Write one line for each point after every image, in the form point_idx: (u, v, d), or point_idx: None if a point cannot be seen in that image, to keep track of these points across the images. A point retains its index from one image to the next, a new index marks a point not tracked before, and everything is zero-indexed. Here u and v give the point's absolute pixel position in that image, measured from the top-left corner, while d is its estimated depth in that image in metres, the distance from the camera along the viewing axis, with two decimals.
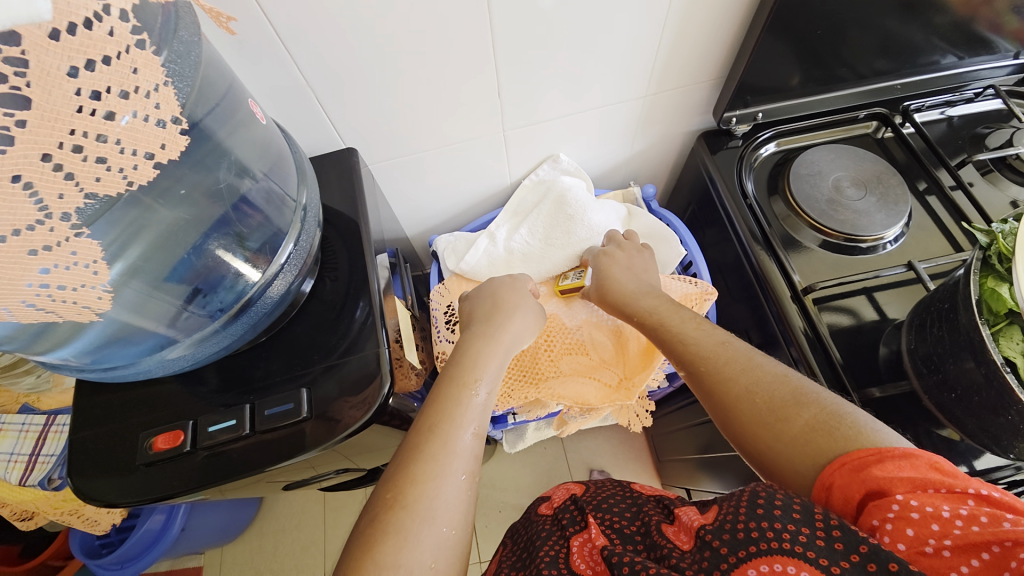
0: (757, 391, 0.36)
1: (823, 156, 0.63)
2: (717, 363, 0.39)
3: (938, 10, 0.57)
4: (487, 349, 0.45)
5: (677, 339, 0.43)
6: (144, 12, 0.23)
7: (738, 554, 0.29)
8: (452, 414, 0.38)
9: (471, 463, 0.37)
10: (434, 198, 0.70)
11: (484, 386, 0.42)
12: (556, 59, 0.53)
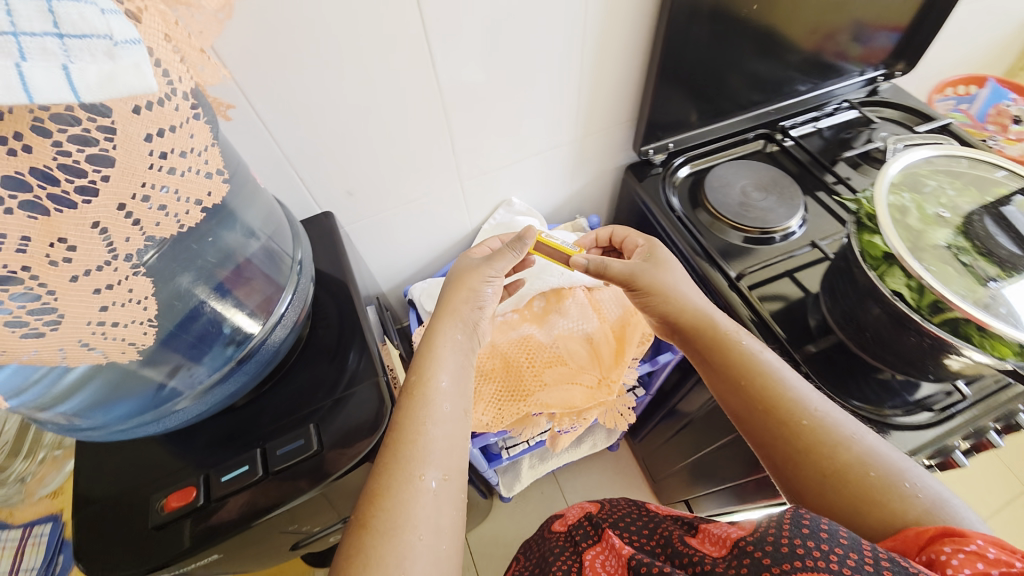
0: (866, 462, 0.39)
1: (728, 170, 0.76)
2: (825, 422, 0.41)
3: (785, 51, 0.73)
4: (424, 347, 0.50)
5: (771, 378, 0.45)
6: (198, 96, 0.30)
7: (779, 565, 0.32)
8: (409, 417, 0.44)
9: (431, 464, 0.41)
10: (405, 252, 0.76)
11: (444, 380, 0.47)
12: (500, 116, 0.64)
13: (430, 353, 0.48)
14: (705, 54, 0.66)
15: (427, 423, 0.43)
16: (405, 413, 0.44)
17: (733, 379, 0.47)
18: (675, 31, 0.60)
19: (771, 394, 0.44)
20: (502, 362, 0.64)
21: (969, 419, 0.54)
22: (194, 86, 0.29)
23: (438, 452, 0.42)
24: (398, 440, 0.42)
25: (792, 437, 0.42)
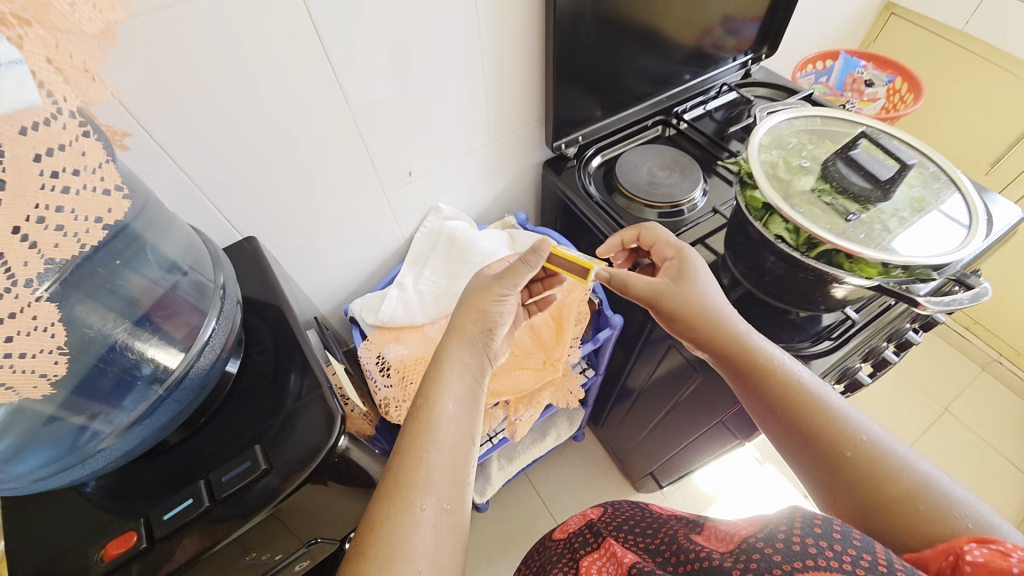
0: (916, 495, 0.40)
1: (634, 155, 0.82)
2: (872, 454, 0.43)
3: (668, 45, 0.81)
4: (433, 367, 0.51)
5: (814, 405, 0.47)
6: (89, 120, 0.31)
7: (790, 562, 0.35)
8: (407, 445, 0.45)
9: (431, 495, 0.43)
10: (341, 270, 0.76)
11: (451, 403, 0.48)
12: (415, 125, 0.66)
13: (437, 377, 0.49)
14: (596, 53, 0.72)
15: (429, 452, 0.45)
16: (407, 440, 0.45)
17: (775, 408, 0.49)
18: (565, 34, 0.65)
19: (814, 423, 0.46)
20: None
21: (863, 340, 0.63)
22: (81, 107, 0.30)
23: (434, 482, 0.44)
24: (397, 470, 0.44)
25: (836, 466, 0.44)
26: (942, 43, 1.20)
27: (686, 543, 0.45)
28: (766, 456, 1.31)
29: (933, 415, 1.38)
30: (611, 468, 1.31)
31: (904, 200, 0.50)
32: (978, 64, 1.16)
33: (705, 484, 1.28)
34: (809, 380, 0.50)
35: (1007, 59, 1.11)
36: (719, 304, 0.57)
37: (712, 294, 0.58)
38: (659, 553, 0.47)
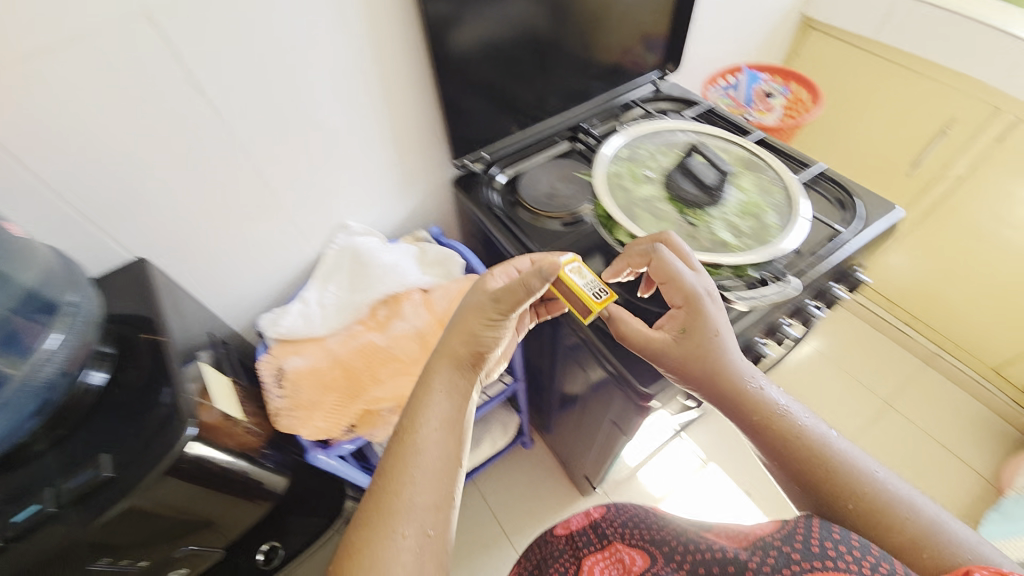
0: (920, 541, 0.41)
1: (537, 170, 0.87)
2: (873, 505, 0.43)
3: (565, 65, 0.86)
4: (422, 391, 0.52)
5: (815, 454, 0.46)
6: None
7: (808, 559, 0.38)
8: (394, 468, 0.47)
9: (410, 520, 0.45)
10: (251, 287, 0.79)
11: (434, 426, 0.50)
12: (305, 148, 0.70)
13: (423, 401, 0.51)
14: (485, 72, 0.76)
15: (417, 483, 0.47)
16: (392, 468, 0.48)
17: (775, 456, 0.48)
18: (446, 57, 0.70)
19: (816, 471, 0.46)
20: (342, 371, 0.69)
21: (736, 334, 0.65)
22: None
23: (422, 509, 0.46)
24: (387, 495, 0.46)
25: (836, 512, 0.44)
26: (856, 52, 1.25)
27: (695, 537, 0.47)
28: (708, 457, 1.38)
29: (875, 412, 1.44)
30: (560, 474, 1.33)
31: (731, 204, 0.54)
32: (890, 72, 1.22)
33: (649, 486, 1.31)
34: (809, 423, 0.48)
35: (914, 63, 1.17)
36: (728, 348, 0.50)
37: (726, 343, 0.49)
38: (662, 545, 0.48)
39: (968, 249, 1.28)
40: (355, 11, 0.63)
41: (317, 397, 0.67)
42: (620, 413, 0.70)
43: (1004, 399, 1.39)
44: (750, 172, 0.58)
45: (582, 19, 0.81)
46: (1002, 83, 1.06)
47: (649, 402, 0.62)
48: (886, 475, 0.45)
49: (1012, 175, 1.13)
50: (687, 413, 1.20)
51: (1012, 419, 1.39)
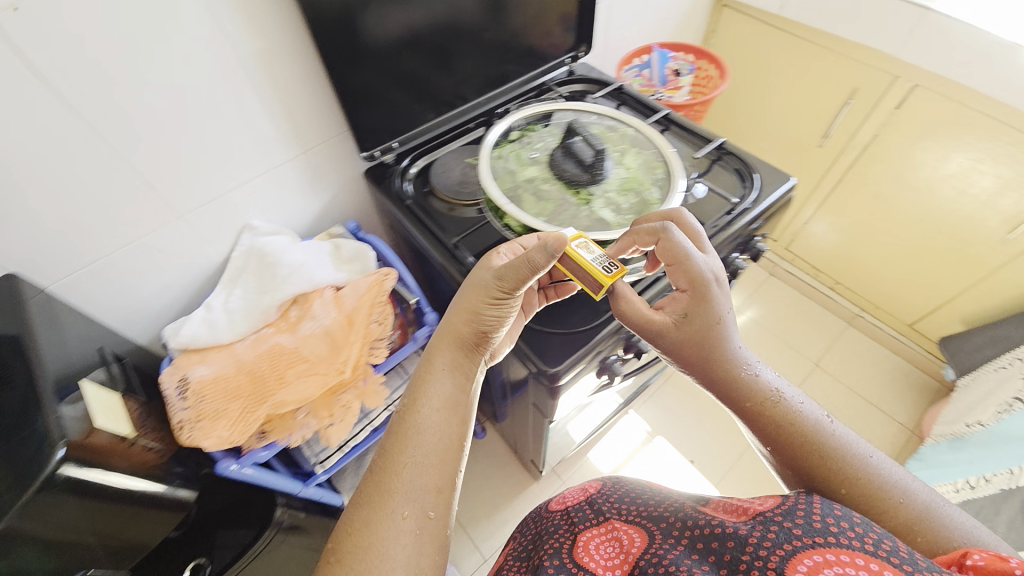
0: (914, 526, 0.42)
1: (448, 158, 0.87)
2: (867, 491, 0.43)
3: (472, 50, 0.85)
4: (423, 368, 0.51)
5: (809, 440, 0.47)
6: None
7: (809, 536, 0.37)
8: (394, 451, 0.46)
9: (407, 502, 0.44)
10: (152, 296, 0.74)
11: (431, 406, 0.49)
12: (194, 145, 0.66)
13: (425, 380, 0.50)
14: (382, 60, 0.74)
15: (416, 465, 0.45)
16: (393, 448, 0.46)
17: (769, 443, 0.49)
18: (340, 45, 0.68)
19: (810, 458, 0.47)
20: (248, 377, 0.66)
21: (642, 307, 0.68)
22: None
23: (419, 490, 0.45)
24: (383, 475, 0.45)
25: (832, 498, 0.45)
26: (767, 29, 1.30)
27: (691, 513, 0.45)
28: (654, 429, 1.43)
29: (805, 372, 1.53)
30: (512, 459, 1.35)
31: (613, 182, 0.56)
32: (800, 47, 1.27)
33: (598, 462, 1.36)
34: (802, 406, 0.50)
35: (821, 38, 1.22)
36: (727, 334, 0.51)
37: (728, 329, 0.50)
38: (659, 521, 0.46)
39: (877, 214, 1.36)
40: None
41: (223, 405, 0.64)
42: (539, 397, 0.70)
43: (919, 350, 1.50)
44: (636, 150, 0.60)
45: (483, 2, 0.79)
46: (895, 53, 1.10)
47: (559, 381, 0.62)
48: (880, 460, 0.46)
49: (912, 142, 1.19)
50: (627, 390, 1.23)
51: (928, 369, 1.50)
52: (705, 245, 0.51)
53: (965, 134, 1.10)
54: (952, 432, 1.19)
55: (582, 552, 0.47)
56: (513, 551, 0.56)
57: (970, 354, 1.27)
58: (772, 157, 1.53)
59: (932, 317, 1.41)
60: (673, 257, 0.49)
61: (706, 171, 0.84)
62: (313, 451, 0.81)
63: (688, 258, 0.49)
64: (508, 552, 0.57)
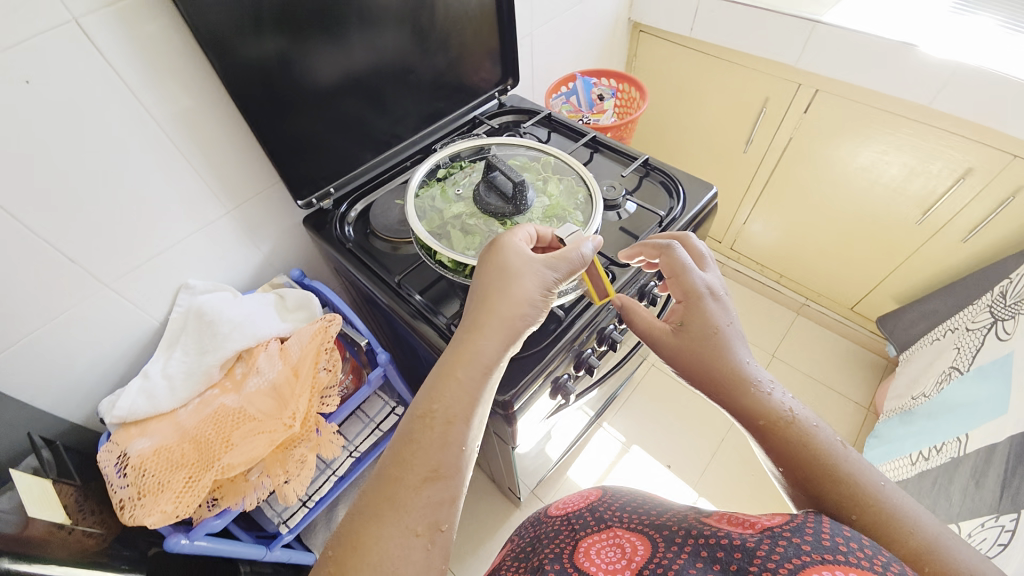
0: (926, 556, 0.41)
1: (388, 197, 0.88)
2: (879, 516, 0.43)
3: (403, 93, 0.87)
4: (460, 371, 0.46)
5: (821, 460, 0.48)
6: None
7: (817, 552, 0.37)
8: (427, 456, 0.43)
9: (419, 515, 0.41)
10: (84, 372, 0.70)
11: (461, 414, 0.45)
12: (118, 210, 0.65)
13: (456, 379, 0.46)
14: (310, 110, 0.75)
15: (437, 482, 0.43)
16: (411, 463, 0.43)
17: (780, 463, 0.51)
18: (265, 99, 0.69)
19: (820, 480, 0.47)
20: (192, 444, 0.64)
21: (589, 324, 0.70)
22: None
23: (436, 507, 0.42)
24: (396, 489, 0.42)
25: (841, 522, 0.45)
26: (681, 50, 1.40)
27: (696, 522, 0.45)
28: (628, 440, 1.45)
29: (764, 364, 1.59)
30: (490, 489, 1.32)
31: (537, 210, 0.58)
32: (712, 64, 1.37)
33: (577, 482, 1.35)
34: (818, 427, 0.51)
35: (729, 54, 1.32)
36: (729, 349, 0.56)
37: (726, 339, 0.56)
38: (662, 529, 0.47)
39: (806, 209, 1.46)
40: (135, 66, 0.59)
41: (168, 477, 0.62)
42: (497, 426, 0.71)
43: (863, 331, 1.59)
44: (558, 176, 0.63)
45: (405, 47, 0.82)
46: (795, 63, 1.20)
47: (512, 407, 0.63)
48: (893, 490, 0.46)
49: (823, 141, 1.29)
50: (595, 404, 1.24)
51: (873, 347, 1.59)
52: (705, 264, 0.62)
53: (868, 130, 1.20)
54: (900, 406, 1.21)
55: (583, 557, 0.48)
56: (511, 553, 0.59)
57: (906, 331, 1.35)
58: (705, 165, 1.62)
59: (870, 299, 1.50)
60: (670, 269, 0.61)
61: (636, 188, 0.88)
62: (276, 510, 0.79)
63: (684, 270, 0.59)
64: (506, 555, 0.59)
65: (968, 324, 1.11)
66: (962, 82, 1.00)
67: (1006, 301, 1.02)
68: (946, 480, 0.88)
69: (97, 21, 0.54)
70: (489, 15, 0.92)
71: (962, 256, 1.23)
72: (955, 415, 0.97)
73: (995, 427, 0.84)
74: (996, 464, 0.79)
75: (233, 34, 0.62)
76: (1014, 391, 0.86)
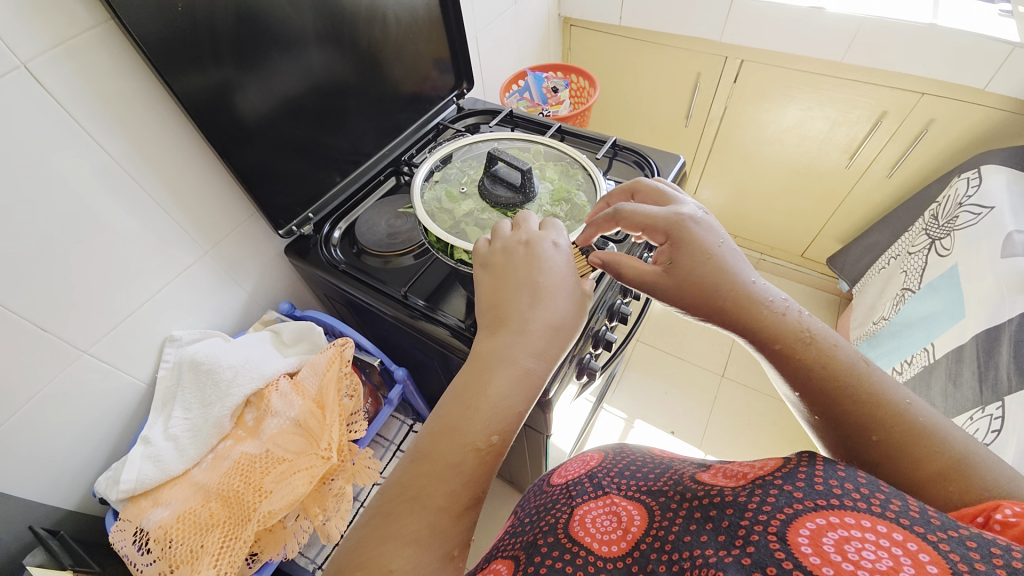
0: (950, 473, 0.40)
1: (370, 214, 0.87)
2: (905, 436, 0.42)
3: (367, 107, 0.86)
4: (522, 404, 0.44)
5: (847, 380, 0.45)
6: None
7: (812, 500, 0.34)
8: (451, 480, 0.39)
9: (451, 539, 0.39)
10: (71, 452, 0.63)
11: (488, 436, 0.41)
12: (91, 265, 0.59)
13: (475, 403, 0.42)
14: (279, 132, 0.72)
15: (475, 508, 0.41)
16: (437, 485, 0.39)
17: (803, 386, 0.47)
18: (236, 125, 0.65)
19: (845, 403, 0.44)
20: (219, 501, 0.60)
21: (597, 304, 0.72)
22: None
23: (468, 528, 0.40)
24: (419, 517, 0.38)
25: (858, 441, 0.44)
26: (612, 38, 1.47)
27: (691, 485, 0.42)
28: (630, 417, 1.49)
29: None
30: (511, 491, 1.31)
31: (544, 196, 0.61)
32: (644, 47, 1.44)
33: None
34: (839, 344, 0.47)
35: (659, 36, 1.39)
36: (733, 268, 0.50)
37: (726, 258, 0.49)
38: (659, 494, 0.44)
39: (748, 170, 1.57)
40: (95, 106, 0.54)
41: (200, 540, 0.57)
42: (532, 417, 0.71)
43: (814, 274, 1.74)
44: (552, 163, 0.67)
45: (361, 61, 0.81)
46: (721, 38, 1.30)
47: (547, 395, 0.63)
48: (916, 408, 0.43)
49: (753, 105, 1.40)
50: (597, 388, 1.27)
51: (826, 287, 1.74)
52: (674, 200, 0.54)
53: (792, 91, 1.32)
54: (864, 332, 1.33)
55: (578, 525, 0.43)
56: (509, 528, 0.51)
57: (855, 265, 1.49)
58: (650, 144, 1.71)
59: (817, 244, 1.64)
60: (636, 223, 0.50)
61: (609, 168, 0.92)
62: (310, 556, 0.72)
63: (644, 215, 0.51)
64: (504, 532, 0.52)
65: (908, 249, 1.24)
66: (869, 34, 1.12)
67: (939, 222, 1.16)
68: (926, 385, 0.98)
69: (48, 63, 0.49)
70: (437, 23, 0.92)
71: (888, 191, 1.38)
72: (916, 328, 1.08)
73: (959, 329, 0.95)
74: (968, 361, 0.90)
75: (178, 58, 0.56)
76: (966, 296, 0.98)
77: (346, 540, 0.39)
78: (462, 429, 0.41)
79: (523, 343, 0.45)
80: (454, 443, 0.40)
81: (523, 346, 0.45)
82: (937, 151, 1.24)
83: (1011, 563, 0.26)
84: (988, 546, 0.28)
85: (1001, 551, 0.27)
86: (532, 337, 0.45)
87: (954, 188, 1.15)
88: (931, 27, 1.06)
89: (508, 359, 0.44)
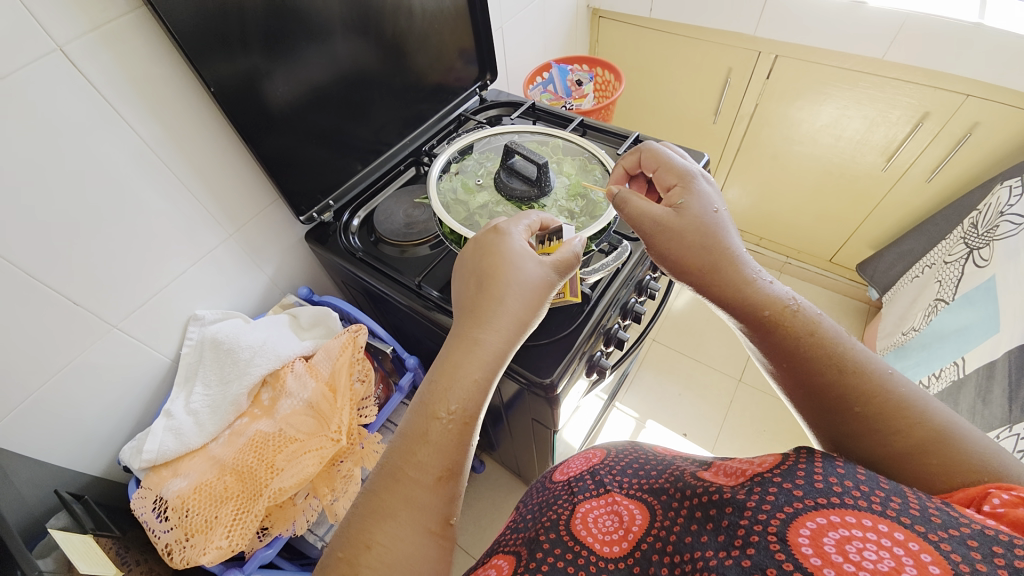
0: (924, 444, 0.39)
1: (389, 203, 0.88)
2: (885, 405, 0.41)
3: (390, 97, 0.87)
4: (480, 371, 0.43)
5: (830, 352, 0.45)
6: None
7: (811, 498, 0.33)
8: (417, 457, 0.40)
9: (426, 513, 0.39)
10: (99, 420, 0.66)
11: (443, 409, 0.42)
12: (122, 245, 0.62)
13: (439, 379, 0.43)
14: (304, 120, 0.73)
15: (454, 481, 0.42)
16: (414, 463, 0.40)
17: (785, 358, 0.47)
18: (262, 112, 0.67)
19: (826, 371, 0.44)
20: (234, 475, 0.62)
21: (610, 302, 0.71)
22: None
23: (448, 502, 0.41)
24: (396, 494, 0.39)
25: (841, 414, 0.44)
26: (640, 31, 1.44)
27: (690, 481, 0.42)
28: (642, 417, 1.48)
29: None
30: (518, 484, 1.32)
31: (560, 191, 0.61)
32: (673, 42, 1.41)
33: None
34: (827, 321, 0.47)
35: (689, 31, 1.36)
36: (723, 236, 0.51)
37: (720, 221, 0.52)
38: (660, 491, 0.44)
39: (776, 171, 1.53)
40: (125, 89, 0.56)
41: (215, 512, 0.60)
42: (539, 411, 0.71)
43: (843, 280, 1.68)
44: (570, 158, 0.66)
45: (386, 50, 0.81)
46: (754, 33, 1.26)
47: (555, 390, 0.63)
48: (903, 381, 0.43)
49: (785, 104, 1.36)
50: (609, 386, 1.26)
51: (854, 294, 1.68)
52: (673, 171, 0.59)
53: (826, 88, 1.27)
54: (892, 343, 1.28)
55: (580, 524, 0.43)
56: (512, 522, 0.51)
57: (886, 273, 1.43)
58: (676, 140, 1.67)
59: (847, 249, 1.58)
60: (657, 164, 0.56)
61: None
62: (318, 534, 0.74)
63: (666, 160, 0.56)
64: (505, 525, 0.53)
65: (944, 258, 1.19)
66: (912, 31, 1.06)
67: (978, 231, 1.10)
68: (953, 400, 0.95)
69: (81, 47, 0.51)
70: (463, 14, 0.92)
71: (926, 196, 1.31)
72: (947, 340, 1.04)
73: (992, 343, 0.91)
74: (999, 378, 0.86)
75: (210, 47, 0.58)
76: (1001, 309, 0.93)
77: (341, 525, 0.39)
78: (426, 404, 0.42)
79: (475, 321, 0.45)
80: (422, 418, 0.42)
81: (475, 323, 0.45)
82: (979, 157, 1.18)
83: (1013, 562, 0.25)
84: (989, 544, 0.27)
85: (1003, 549, 0.26)
86: (484, 313, 0.46)
87: (995, 196, 1.09)
88: (979, 26, 1.00)
89: (462, 337, 0.45)
